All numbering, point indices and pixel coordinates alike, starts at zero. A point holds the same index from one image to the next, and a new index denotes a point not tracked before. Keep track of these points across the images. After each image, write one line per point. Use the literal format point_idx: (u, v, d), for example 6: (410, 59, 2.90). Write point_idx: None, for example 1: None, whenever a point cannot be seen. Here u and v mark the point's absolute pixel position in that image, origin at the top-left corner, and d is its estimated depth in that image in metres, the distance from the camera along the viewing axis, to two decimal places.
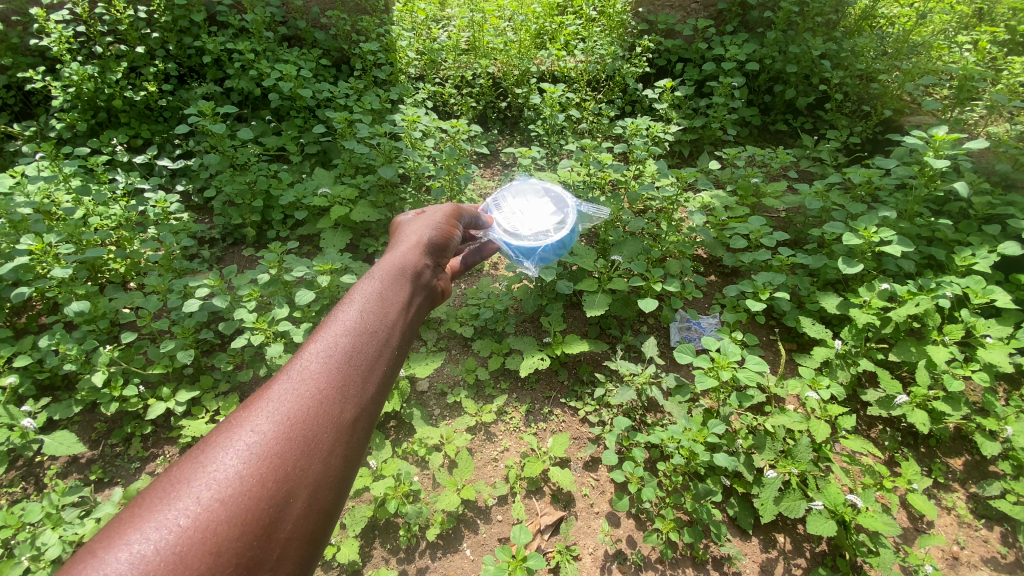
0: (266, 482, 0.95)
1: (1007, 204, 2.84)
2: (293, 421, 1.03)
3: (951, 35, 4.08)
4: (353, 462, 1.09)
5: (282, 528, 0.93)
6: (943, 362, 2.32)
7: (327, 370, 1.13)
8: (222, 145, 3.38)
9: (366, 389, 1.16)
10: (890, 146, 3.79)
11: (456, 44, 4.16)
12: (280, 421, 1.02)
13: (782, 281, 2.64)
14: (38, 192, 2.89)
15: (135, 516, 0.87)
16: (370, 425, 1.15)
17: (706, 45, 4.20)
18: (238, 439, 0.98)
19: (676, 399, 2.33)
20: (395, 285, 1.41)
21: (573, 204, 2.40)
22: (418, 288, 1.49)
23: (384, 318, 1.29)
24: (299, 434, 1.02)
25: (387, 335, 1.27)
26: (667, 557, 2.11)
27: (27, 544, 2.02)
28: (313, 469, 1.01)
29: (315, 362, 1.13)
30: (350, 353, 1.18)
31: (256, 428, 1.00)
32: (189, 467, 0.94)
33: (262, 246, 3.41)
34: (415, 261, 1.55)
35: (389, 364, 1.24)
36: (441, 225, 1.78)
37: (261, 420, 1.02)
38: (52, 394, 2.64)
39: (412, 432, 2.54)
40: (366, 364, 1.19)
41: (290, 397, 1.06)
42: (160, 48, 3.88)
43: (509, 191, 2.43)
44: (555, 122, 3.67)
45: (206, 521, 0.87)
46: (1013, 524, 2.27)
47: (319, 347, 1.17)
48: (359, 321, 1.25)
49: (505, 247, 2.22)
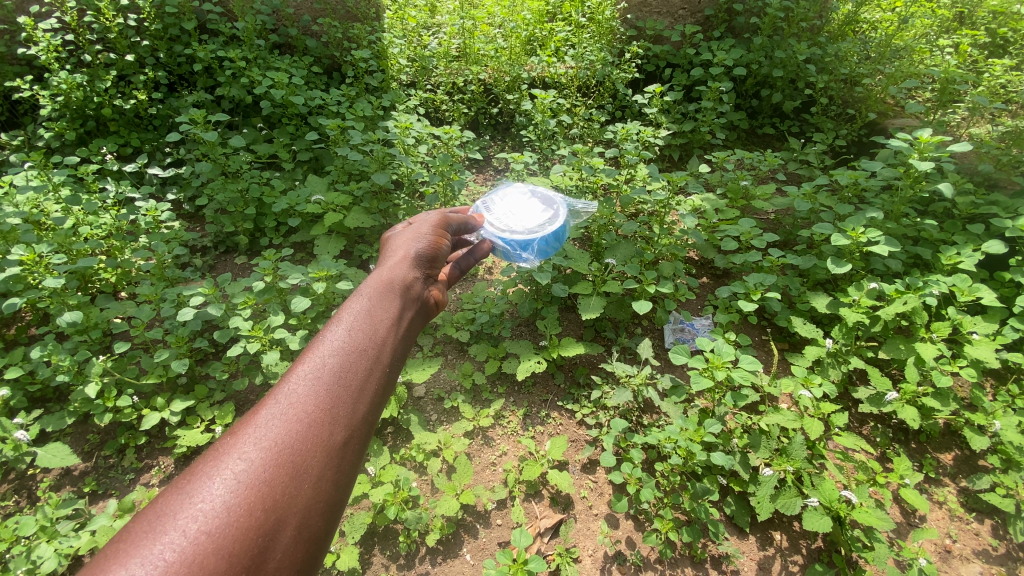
0: (255, 511, 0.95)
1: (990, 203, 2.91)
2: (280, 447, 1.04)
3: (933, 39, 4.20)
4: (344, 484, 1.09)
5: (271, 557, 0.94)
6: (931, 358, 2.36)
7: (315, 393, 1.13)
8: (215, 152, 3.40)
9: (356, 410, 1.16)
10: (875, 148, 3.89)
11: (447, 51, 4.26)
12: (267, 447, 1.03)
13: (772, 281, 2.69)
14: (27, 203, 2.93)
15: (121, 551, 0.87)
16: (361, 445, 1.15)
17: (694, 50, 4.27)
18: (226, 467, 0.99)
19: (672, 400, 2.37)
20: (384, 302, 1.41)
21: (560, 200, 2.45)
22: (409, 302, 1.49)
23: (373, 336, 1.29)
24: (287, 460, 1.02)
25: (378, 352, 1.27)
26: (666, 557, 2.13)
27: (21, 558, 1.99)
28: (302, 495, 1.01)
29: (304, 384, 1.14)
30: (339, 373, 1.18)
31: (244, 456, 1.01)
32: (176, 498, 0.95)
33: (254, 253, 3.39)
34: (404, 274, 1.56)
35: (380, 382, 1.24)
36: (429, 236, 1.77)
37: (248, 447, 1.03)
38: (43, 406, 2.60)
39: (409, 438, 2.54)
40: (355, 384, 1.18)
41: (277, 423, 1.07)
42: (150, 56, 3.86)
43: (496, 192, 2.45)
44: (546, 127, 3.75)
45: (193, 554, 0.87)
46: (1003, 516, 2.32)
47: (307, 369, 1.17)
48: (348, 340, 1.25)
49: (500, 242, 2.23)
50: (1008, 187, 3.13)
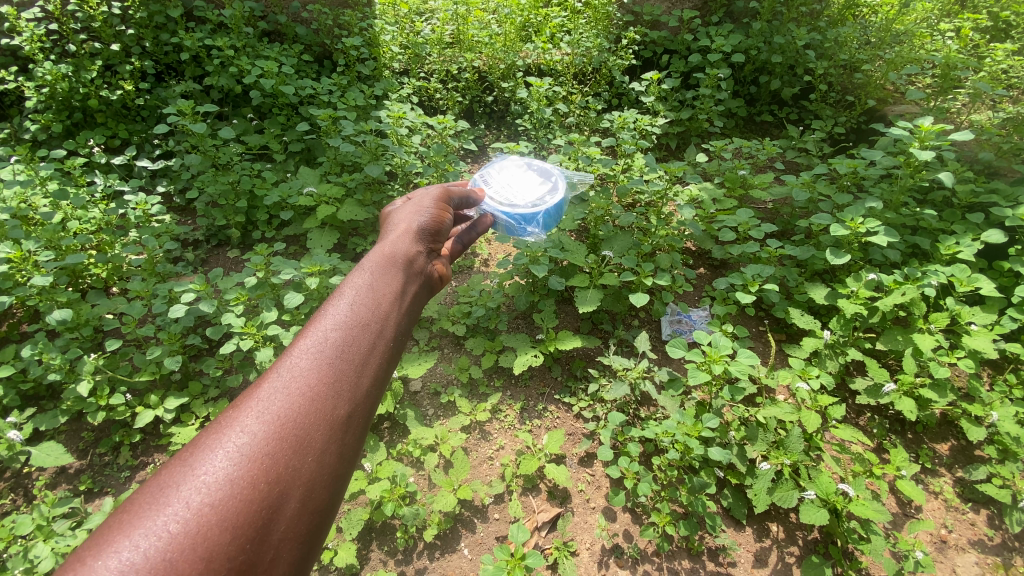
0: (257, 484, 0.92)
1: (990, 192, 2.89)
2: (284, 419, 1.01)
3: (934, 23, 4.13)
4: (348, 457, 1.06)
5: (275, 528, 0.91)
6: (929, 349, 2.35)
7: (318, 365, 1.10)
8: (204, 144, 3.34)
9: (360, 383, 1.13)
10: (874, 136, 3.84)
11: (440, 38, 4.17)
12: (270, 420, 1.00)
13: (770, 273, 2.67)
14: (14, 197, 2.88)
15: (122, 522, 0.84)
16: (365, 419, 1.12)
17: (692, 36, 4.19)
18: (227, 440, 0.96)
19: (670, 393, 2.36)
20: (386, 276, 1.38)
21: (557, 171, 2.41)
22: (411, 277, 1.45)
23: (376, 309, 1.26)
24: (290, 433, 1.00)
25: (381, 325, 1.24)
26: (664, 550, 2.13)
27: (18, 558, 1.97)
28: (306, 468, 0.99)
29: (306, 357, 1.10)
30: (343, 345, 1.16)
31: (246, 428, 0.98)
32: (177, 470, 0.92)
33: (247, 247, 3.35)
34: (405, 249, 1.53)
35: (384, 355, 1.21)
36: (430, 211, 1.74)
37: (250, 420, 0.99)
38: (36, 404, 2.57)
39: (406, 433, 2.52)
40: (359, 357, 1.15)
41: (280, 396, 1.04)
42: (136, 46, 3.78)
43: (493, 166, 2.40)
44: (542, 115, 3.69)
45: (196, 526, 0.85)
46: (999, 506, 2.33)
47: (309, 341, 1.13)
48: (351, 313, 1.22)
49: (503, 215, 2.21)
50: (1008, 175, 3.10)
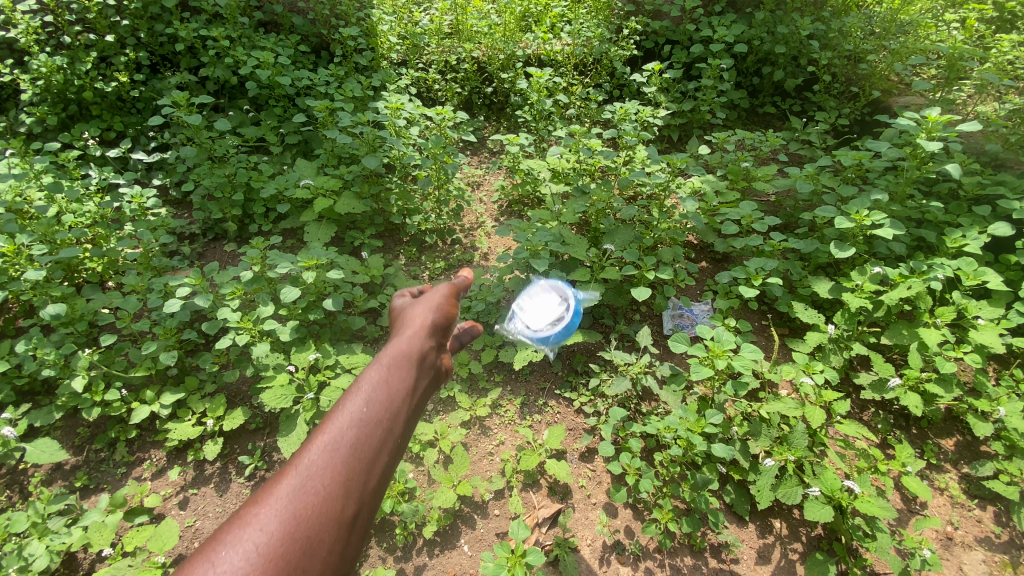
0: None
1: (997, 184, 2.85)
2: (289, 531, 0.86)
3: (939, 13, 4.06)
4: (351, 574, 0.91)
5: None
6: (935, 344, 2.32)
7: (333, 466, 0.95)
8: (200, 136, 3.30)
9: (374, 486, 0.98)
10: (878, 128, 3.76)
11: (439, 28, 4.11)
12: (274, 531, 0.85)
13: (774, 266, 2.63)
14: (9, 190, 2.83)
15: None
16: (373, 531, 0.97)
17: (694, 26, 4.13)
18: (228, 547, 0.82)
19: (672, 388, 2.33)
20: (418, 355, 1.23)
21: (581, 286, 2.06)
22: (442, 351, 1.30)
23: (401, 394, 1.10)
24: (295, 545, 0.85)
25: (403, 417, 1.08)
26: (666, 547, 2.11)
27: (13, 556, 1.94)
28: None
29: (321, 456, 0.96)
30: (358, 445, 0.99)
31: (247, 538, 0.84)
32: None
33: (244, 240, 3.30)
34: (439, 318, 1.36)
35: (401, 453, 1.05)
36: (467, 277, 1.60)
37: (253, 527, 0.85)
38: (31, 399, 2.53)
39: (405, 428, 2.49)
40: (377, 455, 1.00)
41: (286, 501, 0.89)
42: (130, 36, 3.72)
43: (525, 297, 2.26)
44: (542, 107, 3.64)
45: None
46: (1005, 502, 2.31)
47: (326, 436, 0.98)
48: (373, 399, 1.06)
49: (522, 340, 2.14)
50: (1015, 167, 3.06)
